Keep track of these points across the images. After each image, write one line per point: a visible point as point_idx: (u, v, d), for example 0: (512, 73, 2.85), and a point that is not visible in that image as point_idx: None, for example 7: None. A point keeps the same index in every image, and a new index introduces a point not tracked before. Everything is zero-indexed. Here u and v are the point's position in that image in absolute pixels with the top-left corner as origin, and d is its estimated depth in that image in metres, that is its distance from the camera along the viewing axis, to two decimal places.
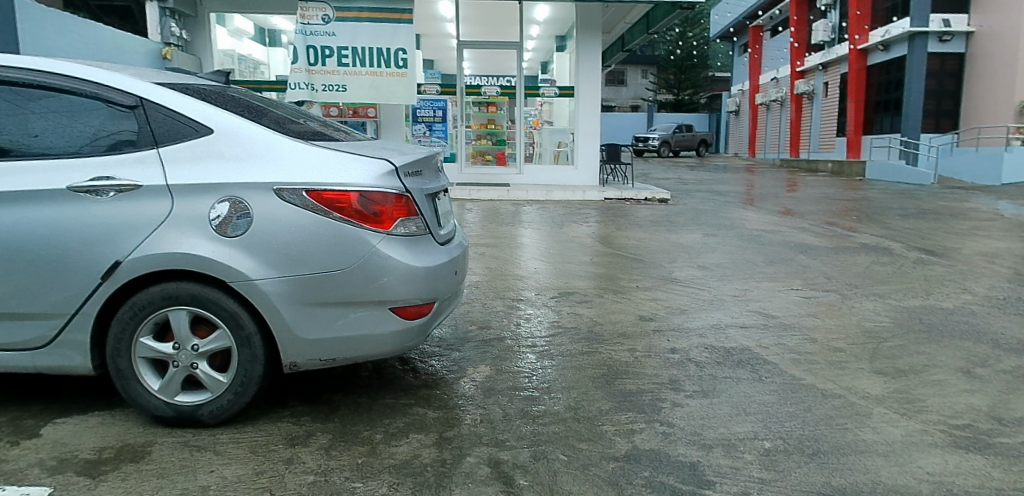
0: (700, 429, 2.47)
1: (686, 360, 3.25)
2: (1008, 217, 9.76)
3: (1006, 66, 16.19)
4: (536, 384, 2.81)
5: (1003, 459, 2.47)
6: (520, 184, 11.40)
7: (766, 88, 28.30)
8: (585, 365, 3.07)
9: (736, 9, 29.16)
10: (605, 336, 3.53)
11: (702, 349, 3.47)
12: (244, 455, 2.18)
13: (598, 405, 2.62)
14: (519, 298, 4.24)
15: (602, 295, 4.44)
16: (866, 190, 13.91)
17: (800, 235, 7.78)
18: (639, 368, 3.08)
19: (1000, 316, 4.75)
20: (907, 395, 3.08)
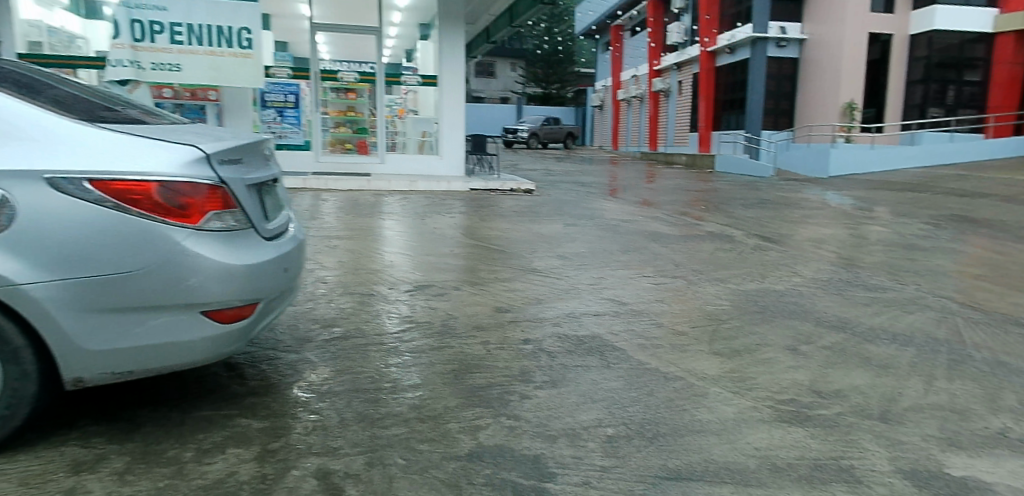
0: (546, 420, 2.49)
1: (539, 351, 3.26)
2: (834, 206, 10.84)
3: (832, 70, 18.00)
4: (379, 384, 2.69)
5: (821, 430, 2.73)
6: (382, 174, 11.10)
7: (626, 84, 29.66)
8: (434, 361, 2.99)
9: (598, 8, 30.27)
10: (459, 329, 3.47)
11: (554, 338, 3.50)
12: (10, 488, 1.88)
13: (445, 402, 2.56)
14: (371, 294, 4.07)
15: (459, 288, 4.38)
16: (715, 181, 14.94)
17: (655, 225, 8.18)
18: (490, 361, 3.05)
19: (823, 296, 5.24)
20: (741, 374, 3.30)
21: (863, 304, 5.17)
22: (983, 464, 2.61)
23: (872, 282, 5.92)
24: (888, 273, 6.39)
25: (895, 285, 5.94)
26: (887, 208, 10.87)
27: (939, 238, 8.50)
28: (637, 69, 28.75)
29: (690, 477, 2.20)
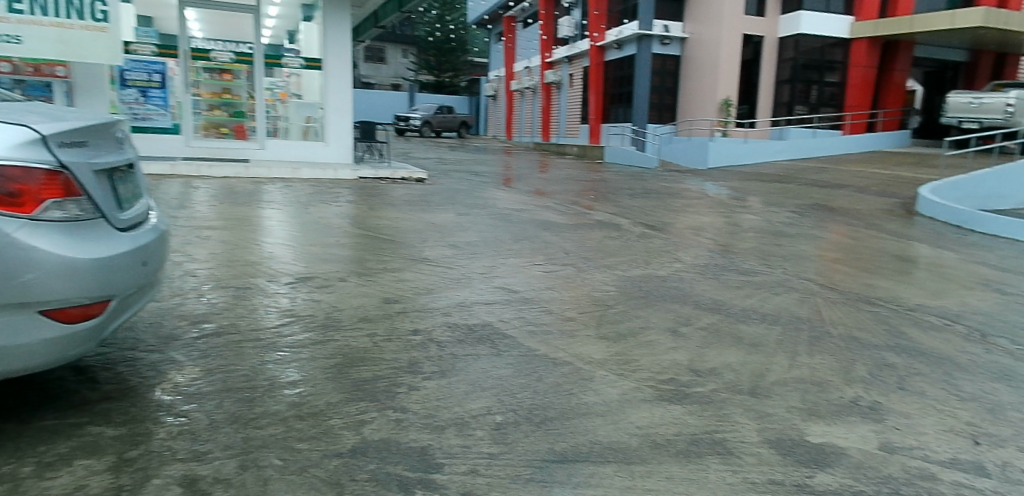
0: (433, 411, 2.49)
1: (428, 341, 3.22)
2: (713, 196, 11.47)
3: (711, 68, 19.04)
4: (255, 382, 2.56)
5: (696, 406, 2.98)
6: (262, 160, 10.62)
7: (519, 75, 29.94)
8: (317, 356, 2.88)
9: None
10: (344, 322, 3.36)
11: (445, 327, 3.47)
12: None
13: (327, 398, 2.48)
14: (249, 287, 3.85)
15: (345, 279, 4.23)
16: (605, 172, 15.41)
17: (546, 213, 8.31)
18: (376, 353, 2.97)
19: (702, 280, 5.54)
20: (626, 357, 3.43)
21: (737, 287, 5.52)
22: (838, 430, 3.02)
23: (744, 266, 6.33)
24: (759, 257, 6.86)
25: (765, 268, 6.38)
26: (759, 198, 11.65)
27: (803, 225, 9.23)
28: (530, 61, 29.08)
29: (576, 458, 2.34)
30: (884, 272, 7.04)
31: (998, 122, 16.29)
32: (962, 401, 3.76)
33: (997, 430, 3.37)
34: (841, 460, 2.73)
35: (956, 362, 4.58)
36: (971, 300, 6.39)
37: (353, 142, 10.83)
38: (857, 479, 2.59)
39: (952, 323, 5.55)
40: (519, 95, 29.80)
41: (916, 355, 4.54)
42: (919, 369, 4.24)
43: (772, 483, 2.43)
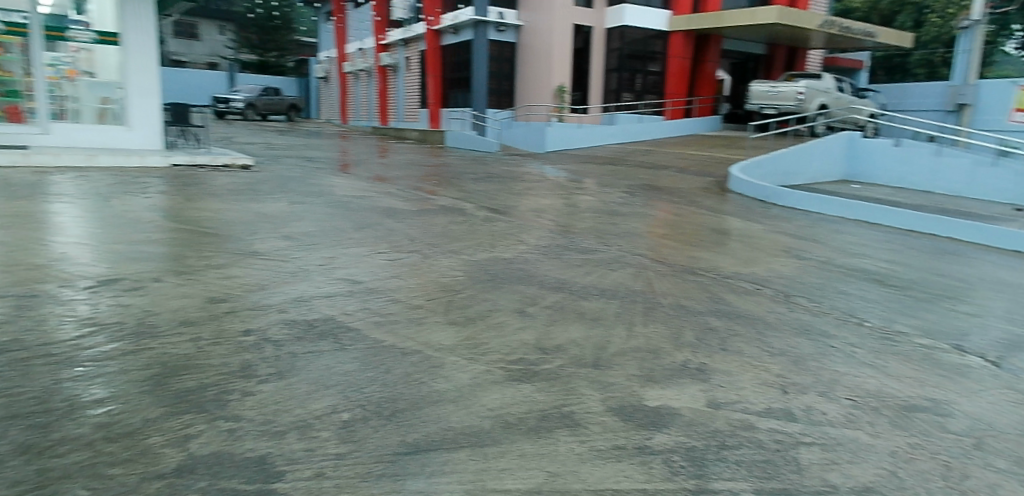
0: (271, 416, 2.38)
1: (263, 341, 3.00)
2: (551, 179, 11.88)
3: (545, 56, 19.63)
4: (54, 404, 2.31)
5: (545, 383, 3.18)
6: (47, 147, 9.34)
7: (352, 57, 29.02)
8: (127, 367, 2.61)
9: None
10: (160, 327, 3.03)
11: (281, 325, 3.26)
12: None
13: (142, 414, 2.29)
14: (38, 295, 3.36)
15: (160, 280, 3.82)
16: (446, 156, 15.38)
17: (387, 200, 8.12)
18: (201, 359, 2.74)
19: (545, 261, 5.69)
20: (475, 340, 3.47)
21: (578, 265, 5.75)
22: (671, 393, 3.42)
23: (584, 245, 6.61)
24: (597, 235, 7.21)
25: (602, 246, 6.71)
26: (594, 179, 12.24)
27: (635, 204, 9.83)
28: (363, 42, 28.23)
29: (429, 448, 2.37)
30: (705, 245, 7.70)
31: (791, 108, 18.50)
32: (772, 356, 4.40)
33: (802, 380, 4.07)
34: (676, 420, 3.14)
35: (767, 322, 5.18)
36: (776, 266, 7.19)
37: (161, 126, 10.14)
38: (689, 436, 3.01)
39: (762, 287, 6.22)
40: (353, 78, 28.94)
41: (734, 318, 5.09)
42: (736, 330, 4.78)
43: (614, 448, 2.74)
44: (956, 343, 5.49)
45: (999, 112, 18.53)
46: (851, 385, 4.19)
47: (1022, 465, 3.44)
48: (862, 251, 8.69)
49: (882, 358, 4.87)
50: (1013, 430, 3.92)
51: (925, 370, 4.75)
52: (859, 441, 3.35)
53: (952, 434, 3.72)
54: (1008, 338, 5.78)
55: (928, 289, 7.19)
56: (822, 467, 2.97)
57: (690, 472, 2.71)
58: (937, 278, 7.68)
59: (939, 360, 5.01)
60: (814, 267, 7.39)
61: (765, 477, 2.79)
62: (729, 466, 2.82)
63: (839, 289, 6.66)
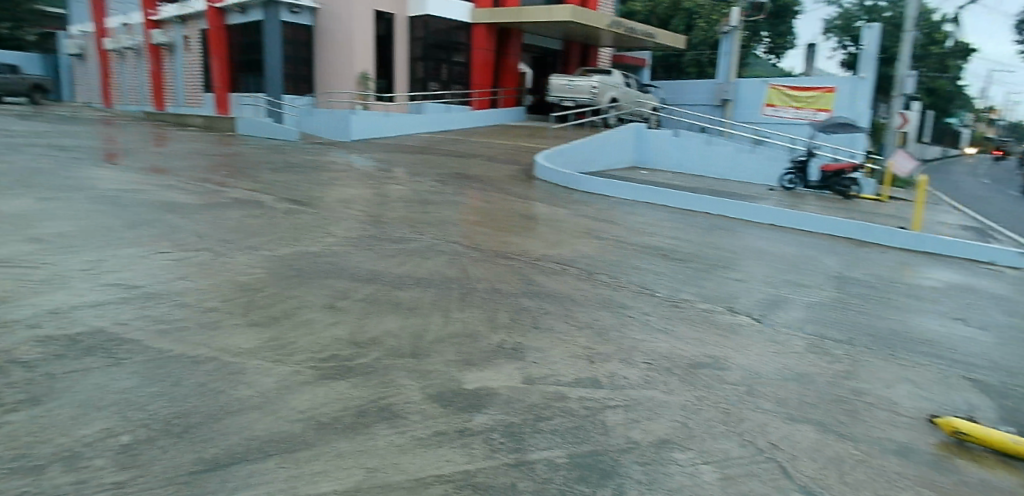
0: (28, 450, 2.37)
1: (9, 363, 2.91)
2: (357, 168, 11.55)
3: (345, 42, 19.01)
4: None
5: (363, 378, 3.19)
6: None
7: (115, 33, 25.79)
8: None
9: None
10: None
11: (34, 343, 3.11)
12: None
13: None
14: None
15: None
16: (237, 145, 14.28)
17: (168, 194, 7.33)
18: None
19: (356, 253, 5.49)
20: (280, 340, 3.45)
21: (390, 256, 5.62)
22: (490, 373, 3.58)
23: (396, 235, 6.50)
24: (408, 225, 7.11)
25: (415, 235, 6.63)
26: (403, 168, 12.11)
27: (444, 192, 9.87)
28: (128, 17, 25.20)
29: (230, 462, 2.41)
30: (515, 229, 7.96)
31: (586, 101, 19.75)
32: (579, 330, 4.73)
33: (606, 349, 4.45)
34: (495, 399, 3.30)
35: (574, 298, 5.49)
36: (580, 247, 7.62)
37: None
38: (509, 412, 3.19)
39: (568, 267, 6.56)
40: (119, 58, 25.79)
41: (544, 297, 5.32)
42: (547, 308, 5.03)
43: (437, 434, 2.83)
44: (731, 305, 6.25)
45: (754, 106, 21.31)
46: (647, 350, 4.62)
47: (781, 404, 4.09)
48: (653, 230, 9.55)
49: (672, 323, 5.39)
50: (775, 375, 4.59)
51: (707, 330, 5.36)
52: (657, 399, 3.82)
53: (729, 384, 4.29)
54: (770, 299, 6.70)
55: (707, 260, 8.09)
56: (624, 426, 3.40)
57: (509, 446, 2.89)
58: (715, 251, 8.69)
59: (718, 321, 5.67)
60: (613, 246, 7.96)
61: (577, 442, 3.12)
62: (546, 438, 3.06)
63: (635, 265, 7.24)
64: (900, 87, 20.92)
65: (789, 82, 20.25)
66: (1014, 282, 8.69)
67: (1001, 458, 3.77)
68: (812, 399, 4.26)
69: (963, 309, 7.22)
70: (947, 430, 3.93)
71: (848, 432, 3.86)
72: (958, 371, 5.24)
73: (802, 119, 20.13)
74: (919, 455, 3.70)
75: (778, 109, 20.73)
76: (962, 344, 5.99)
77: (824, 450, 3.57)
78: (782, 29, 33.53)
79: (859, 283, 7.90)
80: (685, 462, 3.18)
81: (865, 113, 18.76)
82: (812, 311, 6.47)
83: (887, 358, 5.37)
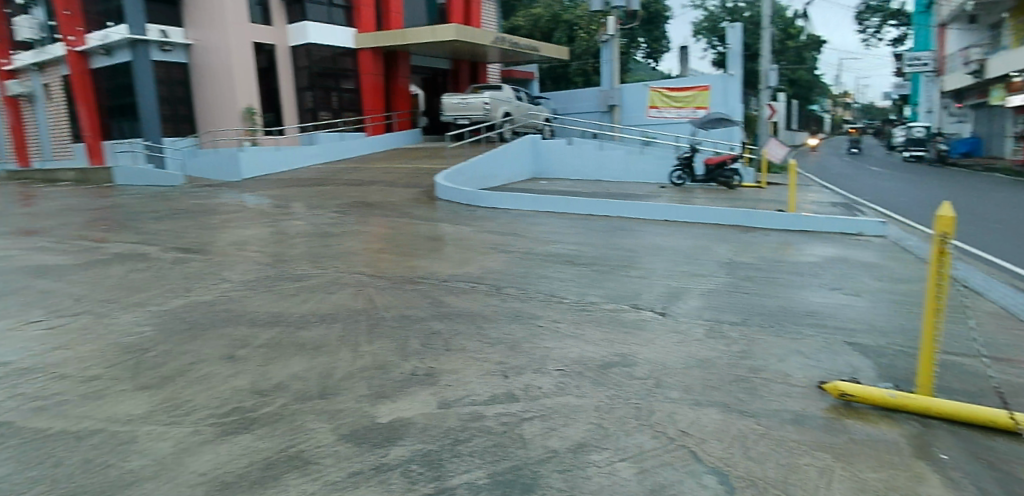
0: None
1: None
2: (249, 207, 12.27)
3: (228, 76, 20.33)
4: None
5: (263, 428, 3.30)
6: None
7: (20, 76, 25.06)
8: None
9: None
10: None
11: None
12: None
13: None
14: None
15: None
16: (121, 197, 15.15)
17: (46, 256, 7.46)
18: None
19: (252, 296, 5.80)
20: (175, 402, 3.54)
21: (291, 295, 5.90)
22: (404, 404, 3.69)
23: (295, 273, 6.79)
24: (307, 262, 7.29)
25: (316, 270, 6.92)
26: (299, 203, 12.56)
27: (344, 223, 10.04)
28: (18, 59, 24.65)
29: None
30: (419, 253, 7.95)
31: (481, 117, 19.91)
32: (491, 346, 4.76)
33: (518, 362, 4.49)
34: (411, 430, 3.40)
35: (484, 315, 5.52)
36: (486, 263, 7.67)
37: None
38: (425, 441, 3.29)
39: (476, 284, 6.58)
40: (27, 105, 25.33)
41: (455, 317, 5.39)
42: (458, 329, 5.09)
43: (352, 475, 2.93)
44: (634, 302, 6.45)
45: (639, 109, 22.17)
46: (559, 357, 4.70)
47: (687, 392, 4.27)
48: (554, 238, 9.75)
49: (581, 327, 5.51)
50: (680, 365, 4.78)
51: (613, 330, 5.50)
52: (572, 404, 3.89)
53: (638, 379, 4.43)
54: (671, 291, 6.97)
55: (611, 262, 8.31)
56: (541, 436, 3.44)
57: (428, 476, 2.98)
58: (614, 251, 8.95)
59: (626, 320, 5.85)
60: (519, 259, 8.04)
61: (496, 460, 3.17)
62: (466, 460, 3.14)
63: (541, 274, 7.33)
64: (765, 81, 22.13)
65: (668, 84, 21.34)
66: (882, 249, 9.48)
67: (884, 412, 4.10)
68: (714, 383, 4.46)
69: (841, 279, 7.82)
70: (834, 393, 4.24)
71: (749, 409, 4.09)
72: (841, 338, 5.67)
73: (683, 118, 21.28)
74: (813, 421, 3.96)
75: (660, 111, 21.74)
76: (844, 312, 6.49)
77: (729, 430, 3.76)
78: (656, 34, 35.95)
79: (748, 266, 8.36)
80: (603, 462, 3.25)
81: (737, 107, 20.30)
82: (709, 298, 6.78)
83: (778, 333, 5.75)
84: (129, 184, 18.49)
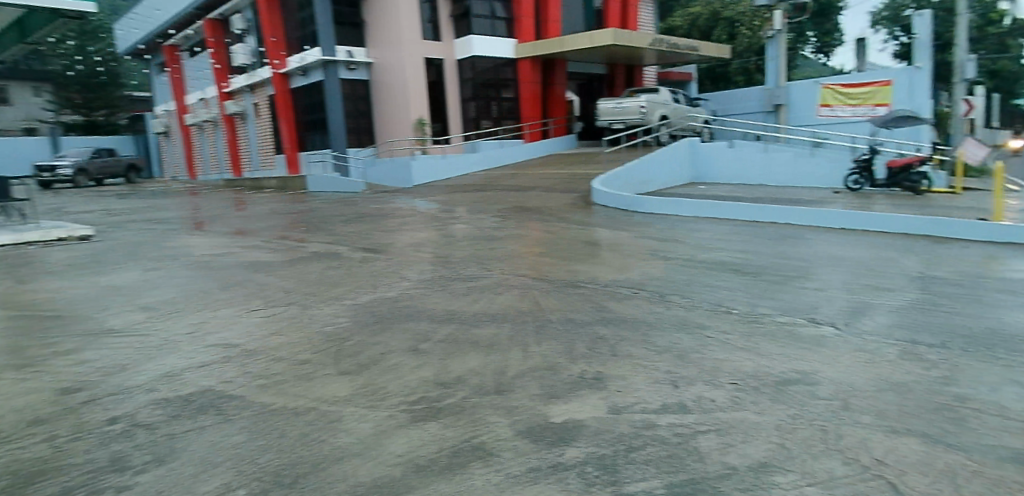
0: (195, 474, 2.93)
1: (177, 399, 3.70)
2: (420, 211, 13.08)
3: (402, 91, 21.89)
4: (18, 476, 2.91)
5: (449, 418, 3.49)
6: None
7: (235, 96, 28.74)
8: (60, 431, 3.32)
9: (163, 13, 29.57)
10: (65, 387, 3.89)
11: (189, 395, 3.76)
12: None
13: (73, 478, 2.88)
14: None
15: (57, 384, 3.95)
16: (311, 202, 16.82)
17: (256, 253, 8.49)
18: (95, 431, 3.32)
19: (429, 294, 6.17)
20: (372, 388, 3.85)
21: (464, 294, 6.19)
22: (576, 406, 3.73)
23: (465, 274, 7.11)
24: (474, 264, 7.62)
25: (484, 272, 7.20)
26: (463, 207, 13.15)
27: (506, 227, 10.35)
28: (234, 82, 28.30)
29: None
30: (580, 257, 7.99)
31: (637, 121, 19.71)
32: (658, 354, 4.66)
33: (688, 373, 4.35)
34: (585, 432, 3.42)
35: (649, 323, 5.43)
36: (648, 269, 7.53)
37: None
38: (599, 445, 3.30)
39: (639, 291, 6.48)
40: (240, 121, 28.90)
41: (620, 323, 5.35)
42: (624, 335, 5.04)
43: (532, 471, 3.01)
44: (811, 316, 5.99)
45: (809, 108, 20.57)
46: (730, 369, 4.49)
47: (880, 417, 3.88)
48: (719, 245, 9.35)
49: (753, 340, 5.21)
50: (869, 387, 4.36)
51: (789, 345, 5.15)
52: (749, 421, 3.70)
53: (821, 399, 4.11)
54: (854, 306, 6.38)
55: (782, 272, 7.79)
56: (719, 451, 3.31)
57: (605, 480, 2.98)
58: (787, 261, 8.38)
59: (802, 335, 5.45)
60: (682, 266, 7.80)
61: (673, 471, 3.10)
62: (641, 468, 3.10)
63: (707, 283, 7.05)
64: (960, 73, 19.23)
65: (842, 79, 19.58)
66: None
67: None
68: (912, 410, 4.01)
69: None
70: None
71: (958, 442, 3.62)
72: None
73: (860, 117, 19.28)
74: None
75: (833, 109, 19.98)
76: None
77: (934, 463, 3.36)
78: (828, 27, 33.06)
79: (946, 281, 7.43)
80: (787, 485, 3.05)
81: (926, 103, 17.55)
82: (900, 316, 6.12)
83: (988, 358, 5.04)
84: (319, 190, 20.57)
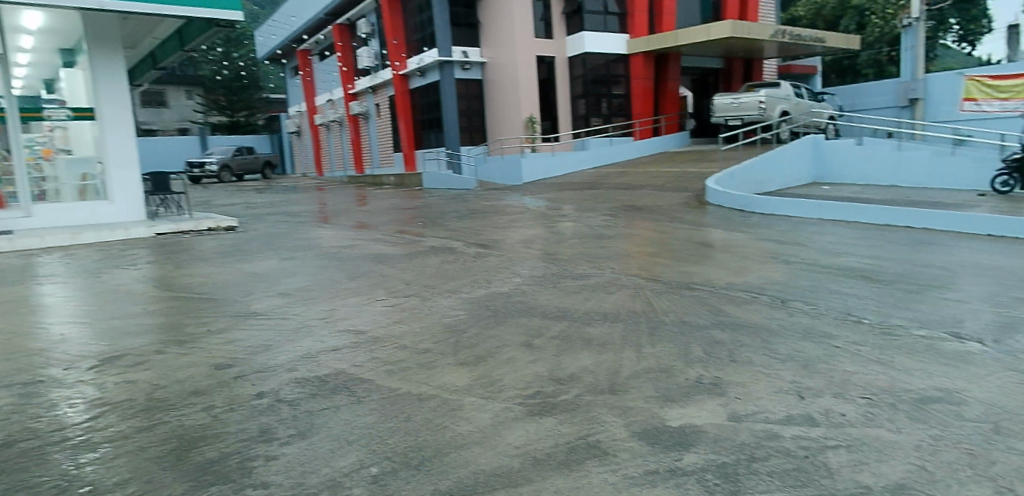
0: (333, 449, 3.13)
1: (314, 379, 3.97)
2: (530, 208, 13.22)
3: (514, 90, 22.18)
4: (184, 439, 3.24)
5: (565, 415, 3.51)
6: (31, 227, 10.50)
7: (360, 97, 30.27)
8: (215, 402, 3.65)
9: (298, 21, 31.69)
10: (219, 363, 4.28)
11: (326, 375, 4.03)
12: None
13: (228, 445, 3.17)
14: (135, 363, 4.30)
15: (211, 358, 4.35)
16: (426, 199, 17.44)
17: (377, 246, 8.93)
18: (243, 405, 3.62)
19: (541, 291, 6.22)
20: (489, 380, 3.95)
21: (576, 292, 6.19)
22: (693, 411, 3.63)
23: (576, 272, 7.11)
24: (584, 262, 7.59)
25: (595, 270, 7.16)
26: (573, 205, 13.16)
27: (617, 226, 10.24)
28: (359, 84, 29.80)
29: (483, 484, 2.84)
30: (693, 258, 7.76)
31: (755, 117, 18.83)
32: (780, 363, 4.44)
33: (814, 384, 4.12)
34: (703, 438, 3.33)
35: (770, 329, 5.18)
36: (767, 273, 7.20)
37: (137, 197, 11.43)
38: (719, 452, 3.20)
39: (758, 295, 6.21)
40: (363, 121, 30.41)
41: (738, 328, 5.15)
42: (743, 341, 4.84)
43: (649, 473, 2.97)
44: (954, 330, 5.48)
45: (951, 103, 18.82)
46: (862, 383, 4.21)
47: None
48: (845, 249, 8.78)
49: (886, 353, 4.84)
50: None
51: (929, 360, 4.74)
52: (884, 439, 3.45)
53: (969, 421, 3.75)
54: (1005, 321, 5.77)
55: (920, 280, 7.18)
56: (850, 469, 3.11)
57: (725, 488, 2.89)
58: (925, 269, 7.71)
59: (943, 350, 5.00)
60: (804, 270, 7.38)
61: (799, 485, 2.95)
62: (764, 480, 2.97)
63: (833, 289, 6.63)
64: None
65: (991, 71, 17.76)
66: None
67: None
68: None
69: None
70: None
71: None
72: None
73: (1011, 112, 17.24)
74: None
75: (978, 103, 18.17)
76: None
77: None
78: (972, 13, 30.00)
79: None
80: None
81: None
82: None
83: None
84: (434, 187, 21.28)
